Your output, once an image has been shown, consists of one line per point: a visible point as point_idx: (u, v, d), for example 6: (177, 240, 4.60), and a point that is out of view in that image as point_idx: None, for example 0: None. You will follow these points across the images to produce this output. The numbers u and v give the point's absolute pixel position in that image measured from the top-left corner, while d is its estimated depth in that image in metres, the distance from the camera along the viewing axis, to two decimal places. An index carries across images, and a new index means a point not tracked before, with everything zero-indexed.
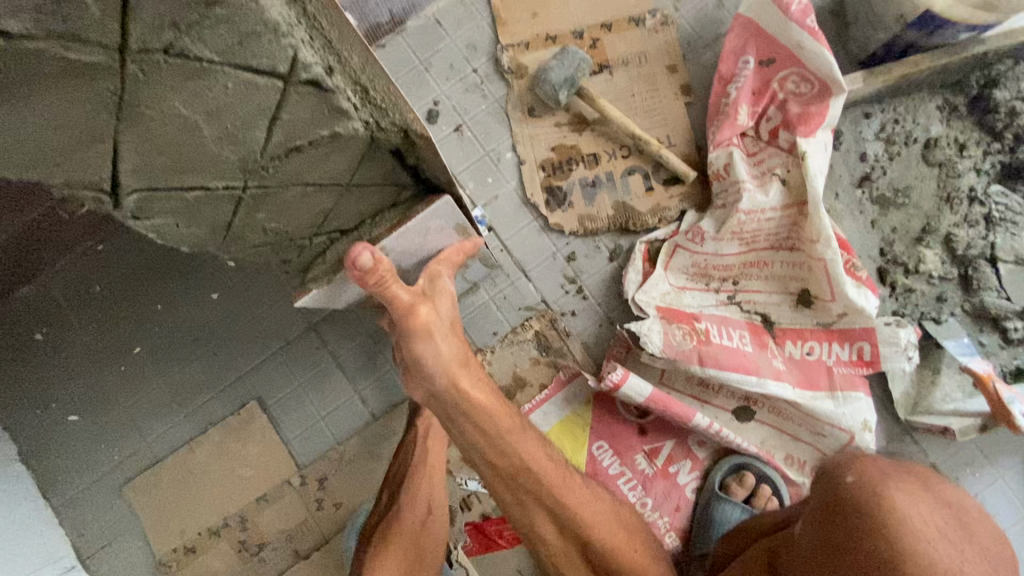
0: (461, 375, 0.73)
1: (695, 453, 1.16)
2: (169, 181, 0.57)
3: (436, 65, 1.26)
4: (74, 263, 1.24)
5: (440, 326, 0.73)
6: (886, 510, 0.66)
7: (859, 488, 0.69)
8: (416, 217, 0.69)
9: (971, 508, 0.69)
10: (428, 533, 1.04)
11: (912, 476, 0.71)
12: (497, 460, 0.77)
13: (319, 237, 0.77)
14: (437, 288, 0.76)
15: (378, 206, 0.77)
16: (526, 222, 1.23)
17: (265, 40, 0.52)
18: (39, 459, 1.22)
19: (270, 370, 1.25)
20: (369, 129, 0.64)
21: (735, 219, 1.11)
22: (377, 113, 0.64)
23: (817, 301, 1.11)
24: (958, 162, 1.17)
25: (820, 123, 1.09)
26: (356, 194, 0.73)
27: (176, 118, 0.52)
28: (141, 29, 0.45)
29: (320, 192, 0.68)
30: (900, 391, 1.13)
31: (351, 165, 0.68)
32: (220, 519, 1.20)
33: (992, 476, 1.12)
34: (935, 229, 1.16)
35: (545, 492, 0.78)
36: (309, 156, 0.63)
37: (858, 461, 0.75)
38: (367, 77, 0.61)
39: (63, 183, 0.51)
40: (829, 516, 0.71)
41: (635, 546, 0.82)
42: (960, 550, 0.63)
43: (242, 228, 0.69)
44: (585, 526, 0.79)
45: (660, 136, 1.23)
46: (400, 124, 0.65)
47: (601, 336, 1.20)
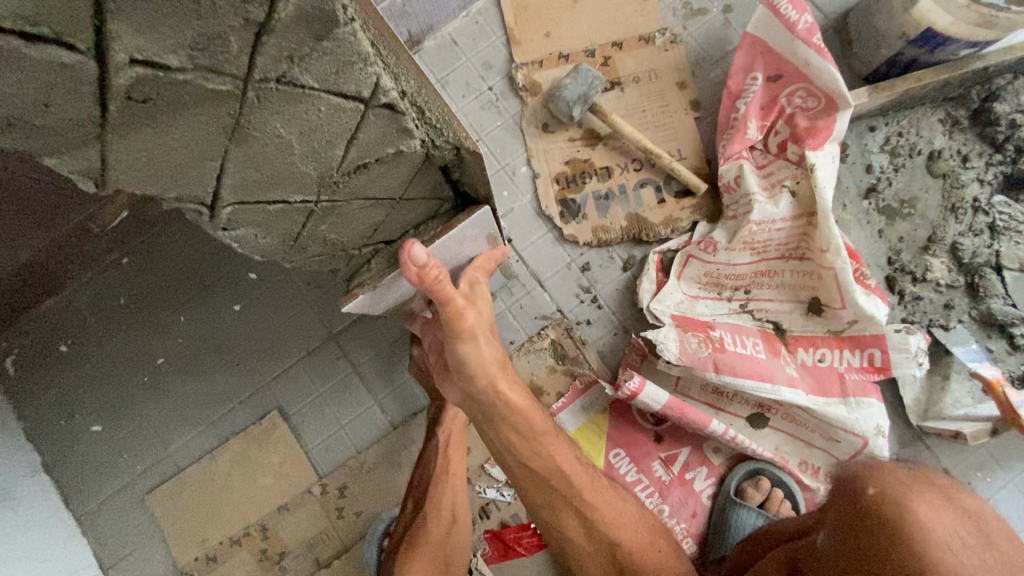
0: (500, 377, 0.74)
1: (711, 460, 1.18)
2: (257, 197, 0.61)
3: (452, 84, 1.30)
4: (100, 276, 1.27)
5: (482, 329, 0.73)
6: (908, 521, 0.67)
7: (880, 499, 0.71)
8: (460, 225, 0.71)
9: (991, 518, 0.69)
10: (452, 541, 1.05)
11: (933, 486, 0.71)
12: (529, 462, 0.79)
13: (367, 248, 0.82)
14: (478, 292, 0.77)
15: (420, 217, 0.81)
16: (541, 234, 1.26)
17: (357, 68, 0.54)
18: (62, 469, 1.24)
19: (291, 380, 1.27)
20: (424, 147, 0.68)
21: (746, 229, 1.14)
22: (434, 132, 0.67)
23: (828, 309, 1.13)
24: (962, 173, 1.21)
25: (827, 137, 1.13)
26: (404, 208, 0.76)
27: (276, 139, 0.55)
28: (264, 62, 0.48)
29: (378, 206, 0.72)
30: (912, 397, 1.15)
31: (404, 180, 0.71)
32: (242, 528, 1.22)
33: (1005, 481, 1.13)
34: (941, 239, 1.19)
35: (572, 494, 0.80)
36: (373, 173, 0.66)
37: (876, 471, 0.76)
38: (424, 99, 0.62)
39: (174, 195, 0.56)
40: (853, 526, 0.72)
41: (658, 546, 0.83)
42: (982, 560, 0.64)
43: (308, 239, 0.73)
44: (611, 529, 0.81)
45: (671, 149, 1.26)
46: (454, 142, 0.67)
47: (617, 345, 1.22)
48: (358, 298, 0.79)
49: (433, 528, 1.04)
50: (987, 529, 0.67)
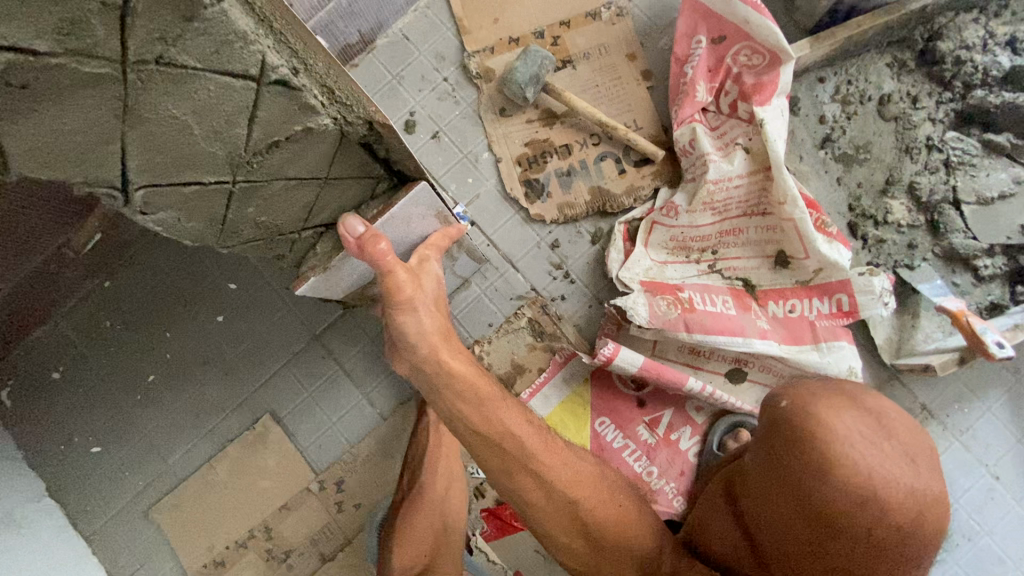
0: (441, 346, 0.76)
1: (694, 419, 1.20)
2: (170, 178, 0.62)
3: (408, 78, 1.32)
4: (86, 301, 1.30)
5: (424, 302, 0.75)
6: (813, 424, 0.69)
7: (791, 410, 0.73)
8: (399, 203, 0.72)
9: (892, 414, 0.71)
10: (449, 508, 1.10)
11: (839, 392, 0.74)
12: (481, 427, 0.77)
13: (307, 232, 0.84)
14: (426, 269, 0.78)
15: (357, 199, 0.83)
16: (509, 216, 1.29)
17: (237, 47, 0.57)
18: (66, 492, 1.27)
19: (280, 384, 1.30)
20: (338, 125, 0.71)
21: (704, 190, 1.17)
22: (344, 109, 0.69)
23: (794, 260, 1.16)
24: (912, 114, 1.22)
25: (774, 91, 1.15)
26: (335, 187, 0.78)
27: (170, 120, 0.57)
28: (137, 44, 0.50)
29: (305, 186, 0.74)
30: (883, 336, 1.18)
31: (326, 158, 0.73)
32: (245, 531, 1.25)
33: (983, 411, 1.16)
34: (898, 179, 1.21)
35: (527, 457, 0.78)
36: (288, 151, 0.69)
37: (792, 387, 0.78)
38: (333, 80, 0.65)
39: (82, 181, 0.57)
40: (768, 439, 0.75)
41: (618, 502, 0.82)
42: (883, 450, 0.67)
43: (236, 222, 0.73)
44: (569, 488, 0.80)
45: (627, 121, 1.28)
46: (364, 117, 0.70)
47: (592, 317, 1.25)
48: (308, 281, 0.83)
49: (428, 501, 1.08)
50: (887, 423, 0.69)
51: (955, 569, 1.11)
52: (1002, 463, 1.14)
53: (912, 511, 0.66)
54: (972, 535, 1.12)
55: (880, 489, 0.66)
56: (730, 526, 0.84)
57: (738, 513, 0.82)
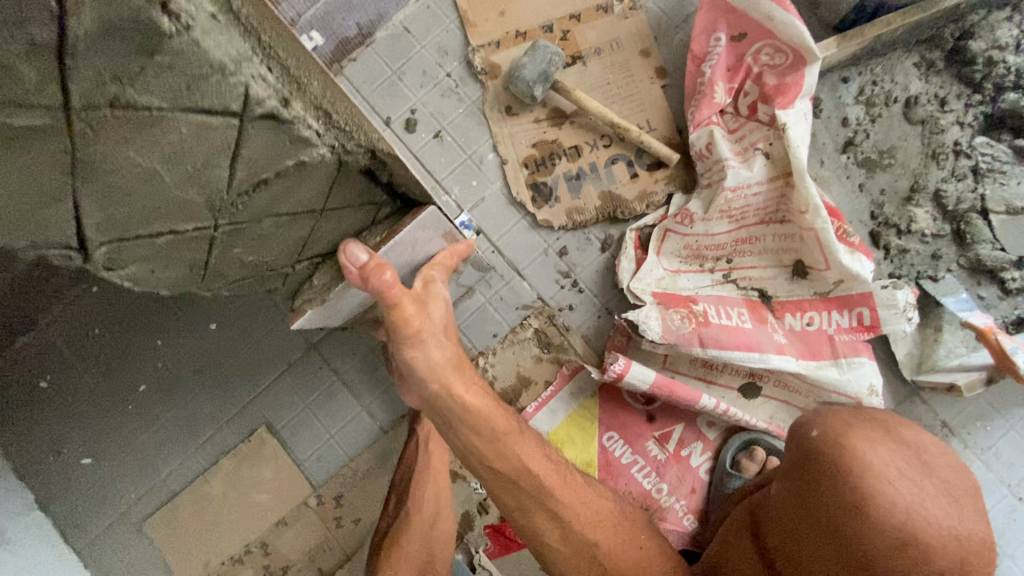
0: (453, 380, 0.68)
1: (705, 435, 1.16)
2: (136, 231, 0.57)
3: (409, 74, 1.25)
4: (72, 307, 1.24)
5: (433, 332, 0.67)
6: (849, 457, 0.68)
7: (822, 439, 0.71)
8: (405, 228, 0.66)
9: (931, 447, 0.70)
10: (437, 535, 1.05)
11: (874, 423, 0.73)
12: (496, 463, 0.71)
13: (301, 263, 0.79)
14: (432, 293, 0.70)
15: (357, 225, 0.78)
16: (514, 222, 1.23)
17: (214, 80, 0.51)
18: (56, 505, 1.23)
19: (275, 394, 1.25)
20: (334, 154, 0.65)
21: (721, 197, 1.11)
22: (343, 136, 0.64)
23: (813, 272, 1.11)
24: (940, 118, 1.16)
25: (797, 93, 1.08)
26: (332, 219, 0.73)
27: (134, 168, 0.52)
28: (83, 87, 0.45)
29: (300, 219, 0.69)
30: (904, 351, 1.14)
31: (322, 191, 0.68)
32: (242, 547, 1.21)
33: (1004, 429, 1.13)
34: (924, 186, 1.16)
35: (542, 495, 0.73)
36: (277, 188, 0.63)
37: (823, 414, 0.77)
38: (329, 102, 0.61)
39: (29, 243, 0.52)
40: (800, 471, 0.73)
41: (640, 544, 0.76)
42: (921, 487, 0.65)
43: (220, 264, 0.69)
44: (587, 528, 0.74)
45: (639, 121, 1.22)
46: (366, 145, 0.65)
47: (601, 327, 1.20)
48: (305, 314, 0.78)
49: (416, 525, 1.04)
50: (926, 459, 0.68)
51: None
52: (1021, 482, 1.12)
53: (955, 557, 0.63)
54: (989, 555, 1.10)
55: (922, 531, 0.63)
56: (752, 563, 0.80)
57: (764, 551, 0.78)
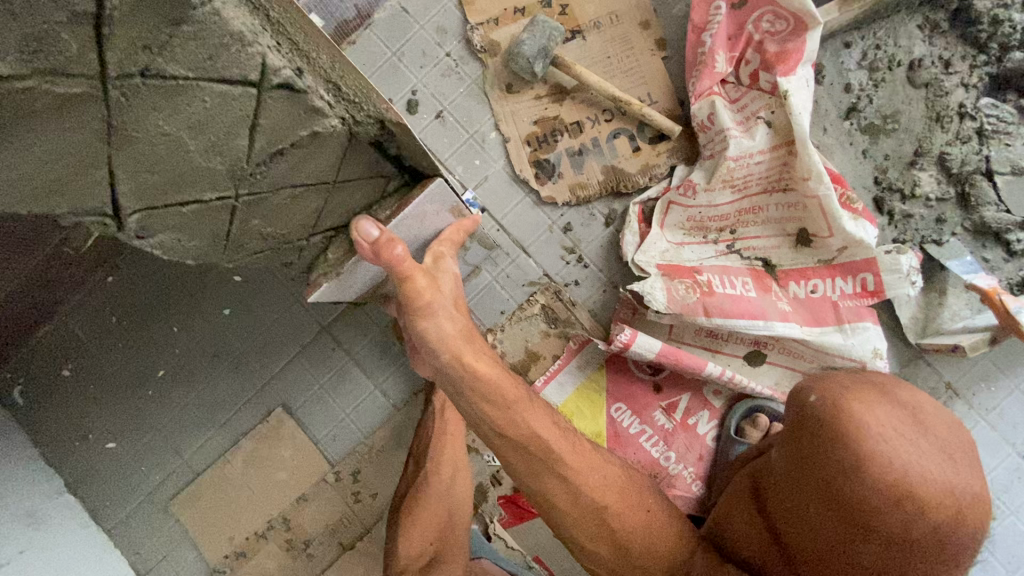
0: (464, 348, 0.71)
1: (711, 403, 1.19)
2: (166, 200, 0.61)
3: (409, 55, 1.25)
4: (91, 296, 1.28)
5: (442, 304, 0.72)
6: (848, 421, 0.70)
7: (821, 404, 0.73)
8: (414, 202, 0.69)
9: (925, 405, 0.73)
10: (455, 497, 1.09)
11: (871, 386, 0.75)
12: (507, 430, 0.72)
13: (316, 237, 0.81)
14: (442, 268, 0.74)
15: (369, 198, 0.81)
16: (518, 199, 1.24)
17: (233, 50, 0.57)
18: (85, 487, 1.27)
19: (290, 376, 1.28)
20: (346, 126, 0.69)
21: (724, 167, 1.11)
22: (352, 108, 0.69)
23: (817, 239, 1.12)
24: (944, 80, 1.15)
25: (798, 60, 1.08)
26: (343, 190, 0.76)
27: (163, 136, 0.56)
28: (119, 56, 0.49)
29: (314, 189, 0.72)
30: (908, 316, 1.14)
31: (333, 162, 0.72)
32: (265, 522, 1.25)
33: (1009, 388, 1.14)
34: (928, 150, 1.15)
35: (552, 459, 0.73)
36: (292, 159, 0.67)
37: (820, 380, 0.79)
38: (338, 75, 0.65)
39: (68, 211, 0.55)
40: (798, 437, 0.75)
41: (647, 507, 0.78)
42: (918, 447, 0.68)
43: (242, 236, 0.72)
44: (596, 495, 0.75)
45: (640, 94, 1.22)
46: (374, 114, 0.69)
47: (606, 301, 1.22)
48: (321, 288, 0.82)
49: (434, 489, 1.07)
50: (921, 417, 0.70)
51: None
52: None
53: (949, 510, 0.66)
54: (998, 514, 1.13)
55: (919, 487, 0.66)
56: (753, 527, 0.82)
57: (763, 513, 0.81)
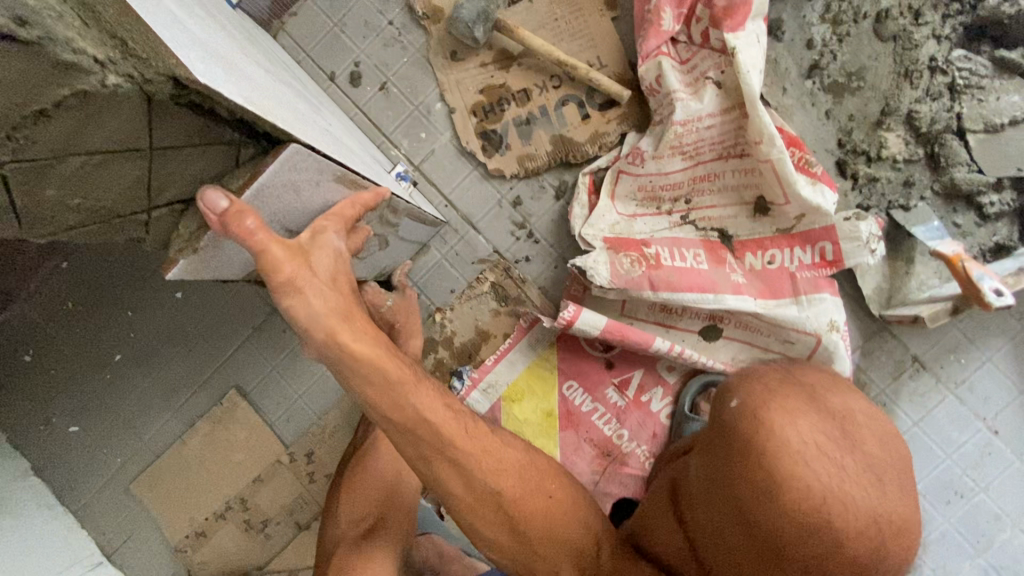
0: (342, 328, 0.61)
1: (665, 380, 1.15)
2: None
3: (351, 25, 1.21)
4: (44, 283, 1.26)
5: (312, 284, 0.59)
6: (768, 438, 0.63)
7: (740, 415, 0.66)
8: (266, 170, 0.55)
9: (857, 416, 0.66)
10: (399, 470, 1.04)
11: (799, 391, 0.68)
12: (393, 414, 0.67)
13: (160, 212, 0.58)
14: (320, 243, 0.62)
15: (216, 167, 0.58)
16: (466, 173, 1.20)
17: None
18: (50, 470, 1.29)
19: (243, 358, 1.28)
20: (135, 83, 0.47)
21: (671, 133, 1.06)
22: (139, 63, 0.46)
23: (774, 207, 1.06)
24: (914, 32, 1.07)
25: (747, 14, 1.00)
26: (173, 160, 0.54)
27: None
28: None
29: (118, 160, 0.50)
30: (873, 286, 1.09)
31: (138, 124, 0.50)
32: (223, 503, 1.26)
33: (980, 361, 1.08)
34: (895, 109, 1.08)
35: (446, 447, 0.71)
36: (68, 122, 0.45)
37: (745, 381, 0.72)
38: (122, 24, 0.43)
39: None
40: (715, 450, 0.69)
41: (547, 493, 0.80)
42: (841, 467, 0.62)
43: (40, 214, 0.50)
44: (492, 477, 0.75)
45: (590, 58, 1.16)
46: (167, 71, 0.46)
47: (558, 278, 1.19)
48: (177, 267, 0.58)
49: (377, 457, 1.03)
50: (849, 431, 0.64)
51: (940, 523, 1.09)
52: (998, 415, 1.08)
53: (869, 537, 0.61)
54: (965, 492, 1.08)
55: (835, 512, 0.61)
56: (676, 540, 0.79)
57: (682, 523, 0.77)
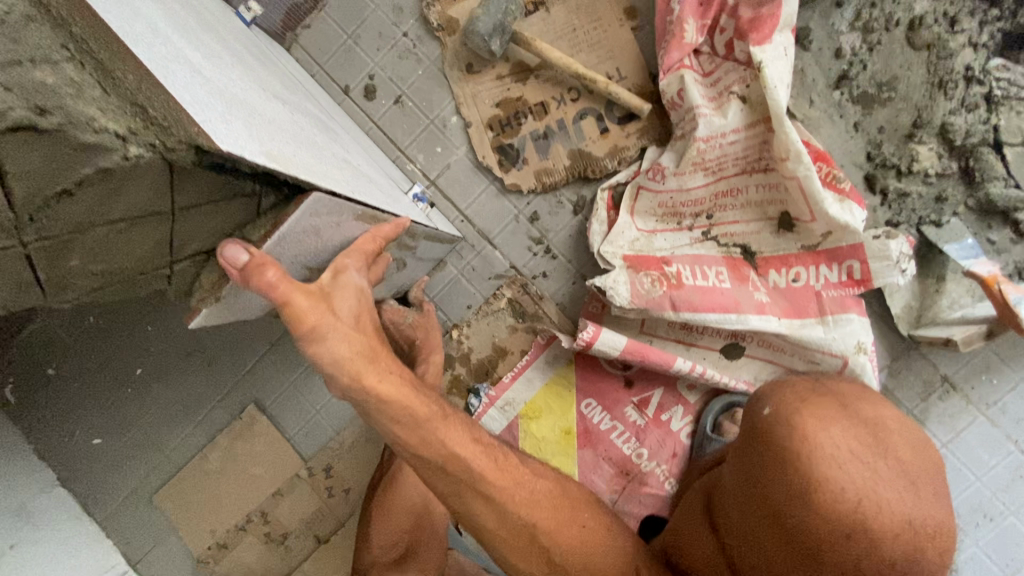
0: (367, 370, 0.61)
1: (685, 398, 1.14)
2: None
3: (365, 37, 1.19)
4: (68, 298, 1.26)
5: (334, 325, 0.58)
6: (801, 442, 0.63)
7: (772, 419, 0.67)
8: (287, 221, 0.54)
9: (890, 422, 0.65)
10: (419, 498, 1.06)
11: (830, 398, 0.68)
12: (421, 451, 0.67)
13: (182, 264, 0.57)
14: (342, 282, 0.61)
15: (238, 220, 0.58)
16: (482, 188, 1.18)
17: None
18: (75, 481, 1.30)
19: (262, 372, 1.29)
20: (156, 152, 0.46)
21: (693, 149, 1.03)
22: (161, 132, 0.46)
23: (799, 224, 1.03)
24: (949, 40, 1.03)
25: (774, 26, 0.97)
26: (194, 219, 0.54)
27: None
28: None
29: (140, 226, 0.50)
30: (901, 305, 1.06)
31: (158, 190, 0.49)
32: (243, 515, 1.28)
33: (1014, 382, 1.05)
34: (927, 121, 1.04)
35: (473, 479, 0.70)
36: (91, 198, 0.45)
37: (777, 389, 0.72)
38: (146, 95, 0.44)
39: None
40: (748, 455, 0.70)
41: (580, 522, 0.77)
42: (874, 471, 0.61)
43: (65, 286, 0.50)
44: (523, 510, 0.73)
45: (609, 70, 1.13)
46: (188, 140, 0.45)
47: (576, 294, 1.17)
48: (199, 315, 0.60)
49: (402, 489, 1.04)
50: (882, 436, 0.63)
51: (969, 547, 1.06)
52: None
53: (906, 544, 0.60)
54: (995, 515, 1.05)
55: (871, 517, 0.59)
56: (710, 546, 0.78)
57: (717, 531, 0.77)
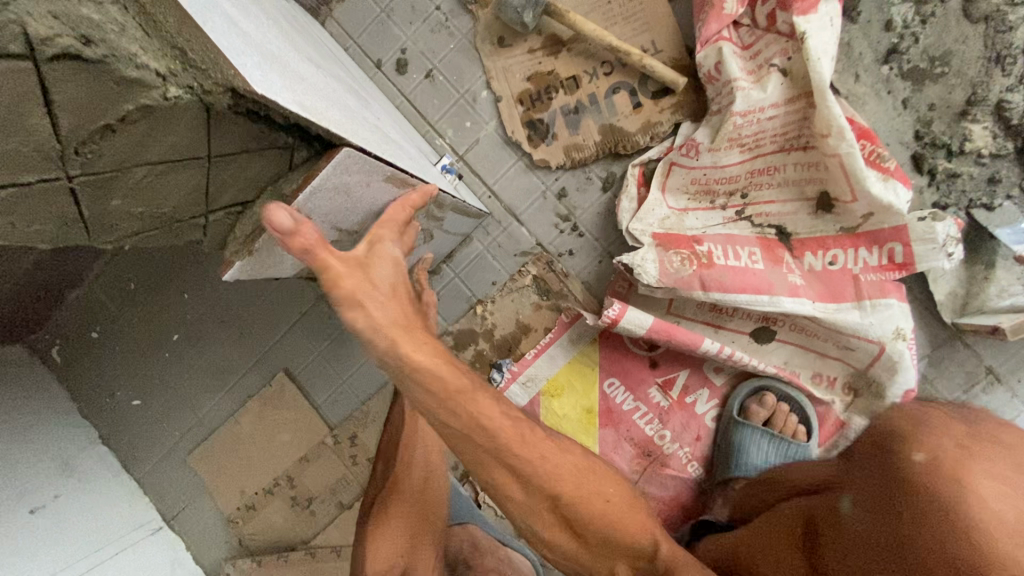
0: (401, 336, 0.60)
1: (712, 381, 1.12)
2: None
3: (398, 10, 1.19)
4: (111, 264, 1.34)
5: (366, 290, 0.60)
6: (969, 504, 0.50)
7: (928, 469, 0.54)
8: (319, 175, 0.55)
9: None
10: (432, 487, 0.99)
11: (999, 448, 0.54)
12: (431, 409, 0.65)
13: (216, 215, 0.60)
14: (379, 253, 0.63)
15: (272, 172, 0.60)
16: (511, 163, 1.18)
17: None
18: (116, 439, 1.38)
19: (291, 342, 1.32)
20: (194, 94, 0.49)
21: (730, 124, 1.00)
22: (201, 76, 0.48)
23: (839, 204, 0.99)
24: (1010, 12, 0.97)
25: None
26: (229, 167, 0.57)
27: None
28: None
29: (180, 169, 0.53)
30: (945, 292, 1.01)
31: (197, 135, 0.52)
32: (271, 479, 1.32)
33: None
34: (983, 98, 0.98)
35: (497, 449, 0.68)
36: (135, 136, 0.48)
37: (923, 428, 0.58)
38: (186, 38, 0.45)
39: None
40: (882, 507, 0.57)
41: (605, 497, 0.73)
42: None
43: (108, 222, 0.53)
44: (546, 481, 0.70)
45: (644, 43, 1.10)
46: (226, 83, 0.47)
47: (602, 273, 1.16)
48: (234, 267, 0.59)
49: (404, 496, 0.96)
50: None
51: None
52: None
53: None
54: None
55: None
56: None
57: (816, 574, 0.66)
